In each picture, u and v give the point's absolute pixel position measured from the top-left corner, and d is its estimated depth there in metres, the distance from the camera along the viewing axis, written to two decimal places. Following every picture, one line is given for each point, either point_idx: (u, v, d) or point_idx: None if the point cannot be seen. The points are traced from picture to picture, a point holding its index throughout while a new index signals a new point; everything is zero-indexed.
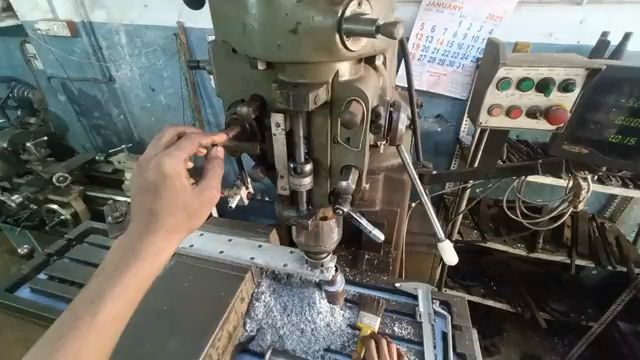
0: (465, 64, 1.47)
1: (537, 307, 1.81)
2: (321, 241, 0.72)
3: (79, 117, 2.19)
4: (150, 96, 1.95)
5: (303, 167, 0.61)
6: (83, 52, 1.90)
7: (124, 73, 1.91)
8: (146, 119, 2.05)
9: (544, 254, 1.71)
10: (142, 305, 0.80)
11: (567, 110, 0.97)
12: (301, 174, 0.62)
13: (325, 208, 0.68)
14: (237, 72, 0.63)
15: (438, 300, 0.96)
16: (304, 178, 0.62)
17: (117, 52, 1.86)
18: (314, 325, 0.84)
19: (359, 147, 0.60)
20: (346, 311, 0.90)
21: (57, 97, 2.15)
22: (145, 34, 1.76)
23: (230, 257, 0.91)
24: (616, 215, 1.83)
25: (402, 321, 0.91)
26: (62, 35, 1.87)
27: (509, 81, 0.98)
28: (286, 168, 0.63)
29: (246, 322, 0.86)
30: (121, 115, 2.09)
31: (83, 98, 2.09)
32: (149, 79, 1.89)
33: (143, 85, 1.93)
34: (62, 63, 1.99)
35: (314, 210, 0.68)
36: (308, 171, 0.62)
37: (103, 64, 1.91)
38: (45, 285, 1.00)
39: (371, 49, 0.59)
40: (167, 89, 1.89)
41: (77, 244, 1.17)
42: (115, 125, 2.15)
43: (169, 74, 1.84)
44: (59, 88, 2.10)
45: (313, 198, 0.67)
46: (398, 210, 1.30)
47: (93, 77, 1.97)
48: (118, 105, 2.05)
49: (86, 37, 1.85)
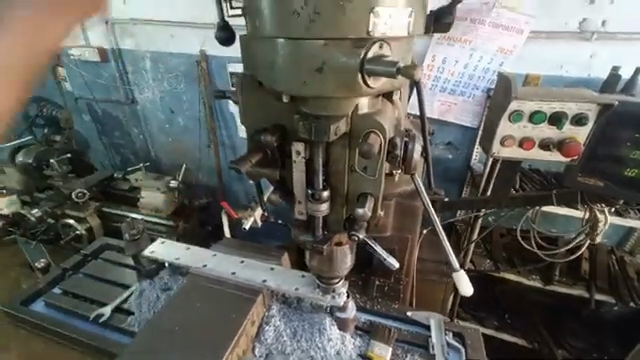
0: (475, 94, 1.51)
1: (557, 345, 1.78)
2: (334, 267, 0.72)
3: (101, 135, 2.30)
4: (169, 118, 2.04)
5: (321, 193, 0.63)
6: (111, 76, 2.03)
7: (146, 96, 2.02)
8: (164, 140, 2.13)
9: (560, 287, 1.66)
10: (154, 324, 0.80)
11: (581, 144, 0.99)
12: (318, 200, 0.63)
13: (340, 233, 0.69)
14: (262, 102, 0.67)
15: (452, 331, 0.93)
16: (322, 204, 0.63)
17: (142, 77, 1.97)
18: (324, 352, 0.82)
19: (375, 175, 0.63)
20: (356, 340, 0.88)
21: (82, 117, 2.27)
22: (169, 61, 1.87)
23: (242, 279, 0.90)
24: (636, 248, 1.76)
25: (415, 353, 0.88)
26: (93, 60, 1.98)
27: (521, 114, 1.00)
28: (304, 193, 0.65)
29: (256, 346, 0.84)
30: (140, 135, 2.18)
31: (106, 118, 2.20)
32: (169, 101, 1.99)
33: (163, 107, 2.02)
34: (90, 85, 2.12)
35: (329, 235, 0.69)
36: (325, 197, 0.63)
37: (127, 87, 2.03)
38: (58, 300, 1.02)
39: (390, 85, 0.62)
40: (186, 111, 1.99)
41: (92, 259, 1.19)
42: (134, 144, 2.24)
43: (189, 98, 1.94)
44: (86, 109, 2.22)
45: (328, 223, 0.69)
46: (409, 236, 1.31)
47: (117, 99, 2.08)
48: (138, 125, 2.15)
49: (114, 63, 1.98)
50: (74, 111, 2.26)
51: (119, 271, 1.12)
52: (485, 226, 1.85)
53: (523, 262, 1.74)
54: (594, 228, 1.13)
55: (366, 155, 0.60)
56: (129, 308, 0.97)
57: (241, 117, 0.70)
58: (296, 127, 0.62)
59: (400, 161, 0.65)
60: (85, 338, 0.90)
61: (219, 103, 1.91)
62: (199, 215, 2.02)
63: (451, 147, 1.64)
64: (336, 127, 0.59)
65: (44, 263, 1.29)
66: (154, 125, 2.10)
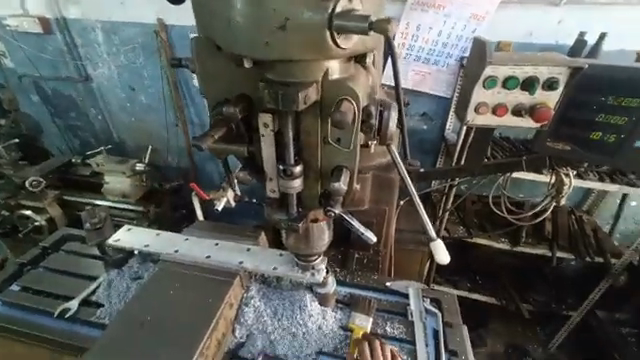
0: (449, 63, 1.48)
1: (521, 299, 1.88)
2: (311, 244, 0.70)
3: (53, 117, 2.08)
4: (129, 96, 1.88)
5: (293, 169, 0.59)
6: (57, 50, 1.81)
7: (101, 72, 1.83)
8: (126, 120, 1.97)
9: (526, 247, 1.77)
10: (124, 316, 0.76)
11: (551, 108, 0.99)
12: (290, 176, 0.59)
13: (316, 210, 0.66)
14: (222, 70, 0.60)
15: (429, 298, 0.96)
16: (295, 181, 0.60)
17: (93, 50, 1.77)
18: (306, 328, 0.83)
19: (350, 147, 0.59)
20: (337, 313, 0.89)
21: (29, 97, 2.04)
22: (123, 31, 1.69)
23: (217, 262, 0.87)
24: (593, 208, 1.90)
25: (394, 321, 0.90)
26: (33, 32, 1.77)
27: (495, 80, 0.99)
28: (275, 170, 0.61)
29: (236, 328, 0.83)
30: (99, 115, 2.00)
31: (57, 98, 1.99)
32: (127, 77, 1.82)
33: (121, 84, 1.85)
34: (33, 61, 1.88)
35: (304, 213, 0.66)
36: (298, 173, 0.60)
37: (78, 62, 1.82)
38: (18, 297, 0.94)
39: (363, 47, 0.57)
40: (147, 88, 1.83)
41: (53, 252, 1.10)
42: (92, 126, 2.06)
43: (149, 73, 1.78)
44: (31, 88, 1.99)
45: (302, 200, 0.65)
46: (386, 208, 1.32)
47: (68, 76, 1.87)
48: (95, 104, 1.96)
49: (59, 34, 1.76)
50: (18, 91, 2.03)
51: (84, 262, 1.05)
52: (458, 195, 1.93)
53: (494, 226, 1.82)
54: (559, 191, 1.17)
55: (340, 126, 0.56)
56: (98, 300, 0.92)
57: (201, 88, 0.63)
58: (261, 96, 0.57)
59: (375, 131, 0.62)
60: (52, 334, 0.85)
61: (182, 77, 1.77)
62: (171, 199, 1.93)
63: (426, 119, 1.63)
64: (305, 95, 0.54)
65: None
66: (112, 104, 1.93)
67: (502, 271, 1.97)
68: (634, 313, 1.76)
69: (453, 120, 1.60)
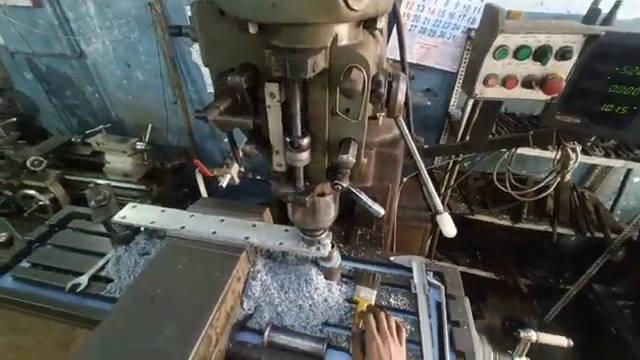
0: (455, 36, 1.43)
1: (520, 274, 1.93)
2: (318, 218, 0.70)
3: (50, 96, 2.04)
4: (125, 73, 1.83)
5: (301, 141, 0.58)
6: (48, 24, 1.74)
7: (95, 48, 1.77)
8: (123, 98, 1.93)
9: (527, 224, 1.78)
10: (134, 290, 0.78)
11: (563, 79, 0.96)
12: (298, 149, 0.58)
13: (323, 184, 0.65)
14: (225, 36, 0.58)
15: (432, 271, 0.98)
16: (302, 153, 0.58)
17: (85, 25, 1.71)
18: (312, 301, 0.85)
19: (358, 118, 0.58)
20: (343, 286, 0.91)
21: (23, 75, 1.99)
22: (115, 4, 1.62)
23: (223, 237, 0.88)
24: (595, 184, 1.89)
25: (398, 293, 0.92)
26: (22, 6, 1.70)
27: (506, 50, 0.94)
28: (282, 142, 0.59)
29: (244, 301, 0.85)
30: (96, 94, 1.96)
31: (52, 76, 1.94)
32: (123, 54, 1.76)
33: (116, 61, 1.79)
34: (25, 37, 1.82)
35: (311, 187, 0.65)
36: (306, 146, 0.58)
37: (71, 38, 1.76)
38: (30, 274, 0.96)
39: (373, 12, 0.54)
40: (144, 65, 1.78)
41: (59, 230, 1.12)
42: (90, 104, 2.02)
43: (145, 49, 1.72)
44: (24, 66, 1.94)
45: (310, 173, 0.64)
46: (390, 185, 1.32)
47: (61, 52, 1.81)
48: (91, 82, 1.92)
49: (49, 8, 1.68)
50: (12, 69, 1.98)
51: (92, 239, 1.06)
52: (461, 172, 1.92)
53: (495, 202, 1.83)
54: (565, 167, 1.16)
55: (350, 96, 0.55)
56: (106, 276, 0.93)
57: (202, 58, 0.61)
58: (267, 63, 0.54)
59: (384, 102, 0.61)
60: (68, 309, 0.88)
61: (179, 52, 1.72)
62: (173, 178, 1.93)
63: (430, 95, 1.60)
64: (313, 63, 0.52)
65: None
66: (109, 82, 1.88)
67: (502, 246, 2.00)
68: (629, 286, 1.80)
69: (459, 95, 1.56)
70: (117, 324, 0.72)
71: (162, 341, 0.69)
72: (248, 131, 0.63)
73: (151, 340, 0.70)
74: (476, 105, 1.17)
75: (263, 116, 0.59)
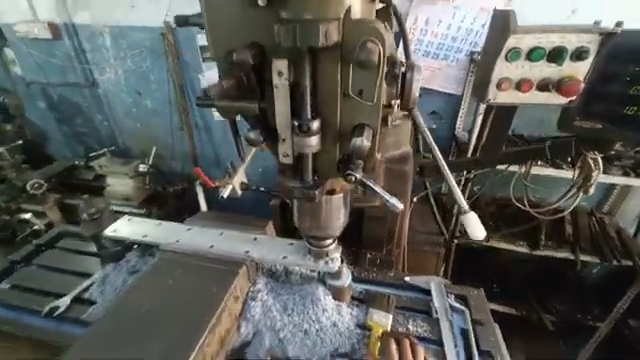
0: (458, 58, 1.44)
1: (542, 309, 1.77)
2: (327, 222, 0.64)
3: (60, 124, 2.07)
4: (135, 100, 1.86)
5: (310, 124, 0.54)
6: (65, 55, 1.81)
7: (108, 77, 1.82)
8: (131, 125, 1.95)
9: (547, 251, 1.63)
10: (117, 308, 0.68)
11: (581, 81, 0.96)
12: (307, 133, 0.54)
13: (334, 179, 0.60)
14: (228, 11, 0.54)
15: (453, 294, 0.87)
16: (312, 138, 0.54)
17: (100, 55, 1.77)
18: (320, 325, 0.74)
19: (373, 100, 0.54)
20: (353, 309, 0.80)
21: (36, 103, 2.03)
22: (130, 35, 1.69)
23: (221, 251, 0.79)
24: (614, 209, 1.79)
25: (417, 319, 0.81)
26: (43, 38, 1.78)
27: (519, 52, 0.94)
28: (289, 128, 0.55)
29: (241, 325, 0.74)
30: (105, 121, 1.98)
31: (63, 104, 1.98)
32: (134, 82, 1.80)
33: (127, 89, 1.83)
34: (42, 67, 1.88)
35: (321, 182, 0.60)
36: (315, 130, 0.54)
37: (85, 67, 1.82)
38: (6, 296, 0.87)
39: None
40: (153, 92, 1.81)
41: (48, 249, 1.04)
42: (98, 132, 2.04)
43: (156, 77, 1.76)
44: (37, 94, 1.99)
45: (318, 167, 0.59)
46: (400, 204, 1.24)
47: (75, 81, 1.87)
48: (101, 110, 1.95)
49: (68, 39, 1.76)
50: (26, 98, 2.03)
51: (78, 259, 0.98)
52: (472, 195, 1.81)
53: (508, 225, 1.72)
54: (588, 179, 1.08)
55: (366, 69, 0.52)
56: (92, 298, 0.84)
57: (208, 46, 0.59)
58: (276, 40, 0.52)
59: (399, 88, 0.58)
60: (46, 334, 0.78)
61: (188, 79, 1.74)
62: (174, 202, 1.88)
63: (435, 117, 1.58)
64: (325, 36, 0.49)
65: None
66: (117, 109, 1.91)
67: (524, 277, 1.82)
68: None
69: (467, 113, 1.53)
70: (93, 347, 0.62)
71: None
72: (251, 119, 0.59)
73: None
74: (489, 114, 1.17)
75: (269, 98, 0.55)
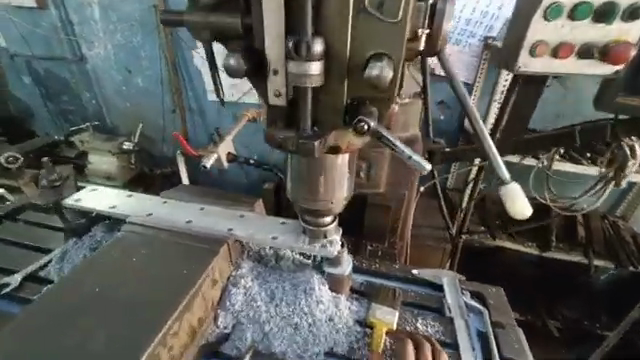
0: (471, 44, 1.23)
1: (548, 314, 1.66)
2: (329, 185, 0.54)
3: (46, 101, 1.88)
4: (125, 78, 1.69)
5: (312, 46, 0.43)
6: (51, 26, 1.63)
7: (97, 52, 1.65)
8: (121, 105, 1.78)
9: (558, 254, 1.51)
10: (64, 288, 0.56)
11: (631, 46, 0.83)
12: (306, 57, 0.43)
13: (339, 131, 0.49)
14: None
15: (469, 291, 0.75)
16: (312, 65, 0.43)
17: (89, 28, 1.60)
18: (313, 319, 0.62)
19: (396, 18, 0.43)
20: (353, 304, 0.68)
21: (20, 78, 1.84)
22: (121, 8, 1.52)
23: (199, 225, 0.67)
24: (628, 213, 1.67)
25: (427, 317, 0.69)
26: (27, 6, 1.59)
27: (560, 8, 0.82)
28: (283, 54, 0.45)
29: (219, 315, 0.62)
30: (93, 100, 1.80)
31: (50, 80, 1.79)
32: (124, 59, 1.64)
33: (117, 66, 1.67)
34: (27, 39, 1.70)
35: (322, 134, 0.49)
36: (318, 55, 0.43)
37: (72, 40, 1.64)
38: None
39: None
40: (145, 71, 1.66)
41: (5, 224, 0.88)
42: (85, 111, 1.85)
43: (147, 54, 1.61)
44: (18, 68, 1.80)
45: (318, 113, 0.49)
46: (405, 195, 1.10)
47: (61, 55, 1.69)
48: (90, 88, 1.77)
49: (54, 10, 1.58)
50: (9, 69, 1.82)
51: (41, 233, 0.85)
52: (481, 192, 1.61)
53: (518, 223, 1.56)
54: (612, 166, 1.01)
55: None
56: (47, 276, 0.71)
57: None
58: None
59: (428, 15, 0.48)
60: None
61: (183, 57, 1.59)
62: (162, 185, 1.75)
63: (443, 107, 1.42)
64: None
65: None
66: (107, 84, 1.74)
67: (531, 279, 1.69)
68: None
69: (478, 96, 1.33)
70: (33, 331, 0.51)
71: None
72: (236, 47, 0.47)
73: (75, 358, 0.48)
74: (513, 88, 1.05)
75: (254, 13, 0.44)
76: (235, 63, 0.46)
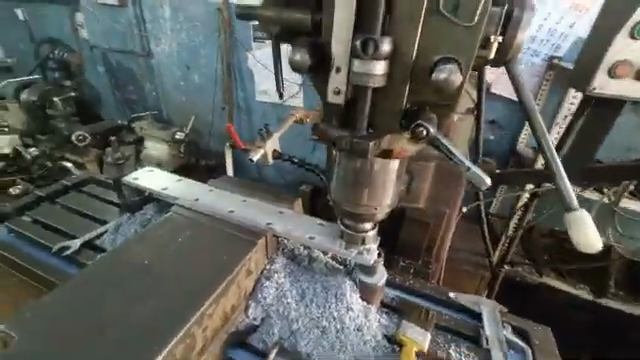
0: (533, 63, 1.09)
1: None
2: (374, 195, 0.54)
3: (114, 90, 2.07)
4: (185, 75, 1.79)
5: (378, 46, 0.43)
6: (127, 23, 1.79)
7: (162, 49, 1.78)
8: (178, 99, 1.88)
9: (615, 303, 1.34)
10: (116, 257, 0.61)
11: None
12: (371, 56, 0.44)
13: (393, 134, 0.50)
14: None
15: (511, 326, 0.69)
16: (377, 64, 0.44)
17: (159, 27, 1.73)
18: (342, 326, 0.60)
19: (472, 20, 0.42)
20: (382, 317, 0.65)
21: (96, 68, 2.04)
22: (189, 9, 1.62)
23: (241, 217, 0.69)
24: None
25: (461, 345, 0.65)
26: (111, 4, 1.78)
27: None
28: (349, 50, 0.45)
29: (250, 306, 0.63)
30: (153, 92, 1.94)
31: (118, 71, 1.97)
32: (186, 57, 1.74)
33: (178, 63, 1.77)
34: (105, 33, 1.88)
35: (376, 136, 0.49)
36: (384, 54, 0.44)
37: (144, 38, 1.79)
38: (26, 228, 0.83)
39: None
40: (202, 68, 1.73)
41: (71, 194, 0.97)
42: (146, 102, 2.00)
43: (207, 53, 1.69)
44: (98, 59, 2.01)
45: (375, 118, 0.49)
46: (447, 212, 1.05)
47: (132, 51, 1.85)
48: (152, 81, 1.91)
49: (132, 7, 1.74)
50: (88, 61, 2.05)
51: (99, 206, 0.93)
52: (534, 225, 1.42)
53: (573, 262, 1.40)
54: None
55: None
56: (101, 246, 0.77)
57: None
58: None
59: (503, 20, 0.45)
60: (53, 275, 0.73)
61: (238, 60, 1.65)
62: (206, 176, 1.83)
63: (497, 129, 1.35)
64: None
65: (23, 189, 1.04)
66: (167, 78, 1.85)
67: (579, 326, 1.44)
68: None
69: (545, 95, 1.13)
70: (85, 292, 0.55)
71: (131, 328, 0.51)
72: (301, 42, 0.48)
73: (118, 324, 0.51)
74: (582, 112, 0.99)
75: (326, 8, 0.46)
76: (300, 58, 0.47)
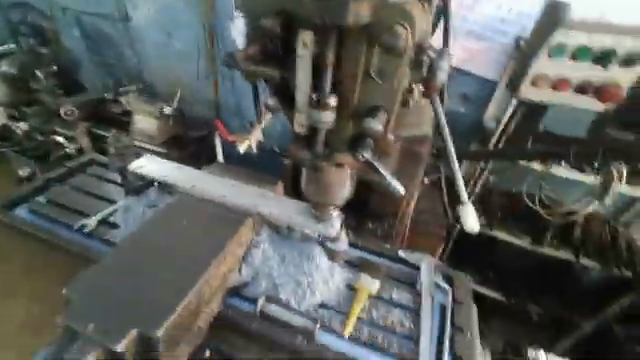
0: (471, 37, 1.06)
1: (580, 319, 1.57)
2: (328, 194, 0.78)
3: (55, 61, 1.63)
4: (165, 41, 1.48)
5: (328, 100, 0.66)
6: (86, 38, 1.58)
7: (144, 10, 1.43)
8: (166, 64, 1.54)
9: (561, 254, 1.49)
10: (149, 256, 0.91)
11: (622, 88, 1.03)
12: (324, 105, 0.66)
13: (343, 155, 0.73)
14: None
15: (442, 274, 0.91)
16: (329, 105, 0.66)
17: None
18: (311, 279, 0.82)
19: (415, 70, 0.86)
20: (346, 272, 0.87)
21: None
22: None
23: (232, 202, 0.87)
24: None
25: (402, 290, 0.87)
26: None
27: (564, 49, 1.01)
28: (309, 100, 0.67)
29: (243, 267, 0.82)
30: (116, 59, 1.60)
31: (99, 37, 1.56)
32: (170, 17, 1.41)
33: (161, 26, 1.45)
34: None
35: (330, 153, 0.73)
36: (331, 104, 0.66)
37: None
38: (47, 210, 1.00)
39: (391, 39, 0.62)
40: (189, 31, 1.42)
41: (77, 175, 1.12)
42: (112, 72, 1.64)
43: (191, 15, 1.38)
44: (36, 6, 1.58)
45: (331, 140, 0.73)
46: (410, 186, 1.23)
47: (108, 14, 1.48)
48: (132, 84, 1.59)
49: None
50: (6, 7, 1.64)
51: (104, 186, 1.08)
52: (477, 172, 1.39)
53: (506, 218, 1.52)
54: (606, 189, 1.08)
55: (377, 77, 0.67)
56: (111, 221, 0.96)
57: None
58: (303, 15, 0.63)
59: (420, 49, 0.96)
60: (78, 249, 0.92)
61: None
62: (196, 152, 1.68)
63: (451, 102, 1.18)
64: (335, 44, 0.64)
65: (69, 176, 1.11)
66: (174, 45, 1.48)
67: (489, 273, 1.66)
68: None
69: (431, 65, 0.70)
70: None
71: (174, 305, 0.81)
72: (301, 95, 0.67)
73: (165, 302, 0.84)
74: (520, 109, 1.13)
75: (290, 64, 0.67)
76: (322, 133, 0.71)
